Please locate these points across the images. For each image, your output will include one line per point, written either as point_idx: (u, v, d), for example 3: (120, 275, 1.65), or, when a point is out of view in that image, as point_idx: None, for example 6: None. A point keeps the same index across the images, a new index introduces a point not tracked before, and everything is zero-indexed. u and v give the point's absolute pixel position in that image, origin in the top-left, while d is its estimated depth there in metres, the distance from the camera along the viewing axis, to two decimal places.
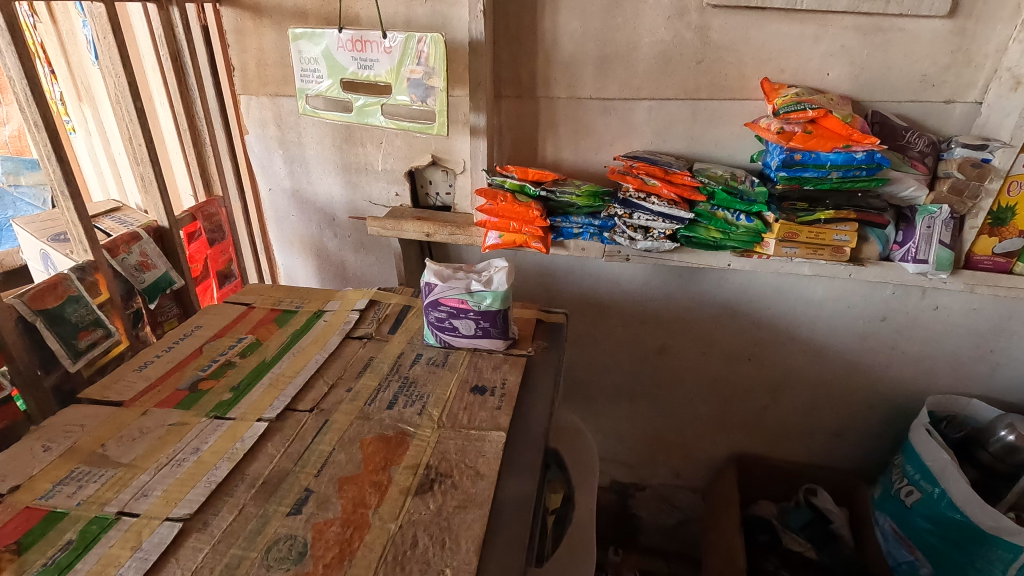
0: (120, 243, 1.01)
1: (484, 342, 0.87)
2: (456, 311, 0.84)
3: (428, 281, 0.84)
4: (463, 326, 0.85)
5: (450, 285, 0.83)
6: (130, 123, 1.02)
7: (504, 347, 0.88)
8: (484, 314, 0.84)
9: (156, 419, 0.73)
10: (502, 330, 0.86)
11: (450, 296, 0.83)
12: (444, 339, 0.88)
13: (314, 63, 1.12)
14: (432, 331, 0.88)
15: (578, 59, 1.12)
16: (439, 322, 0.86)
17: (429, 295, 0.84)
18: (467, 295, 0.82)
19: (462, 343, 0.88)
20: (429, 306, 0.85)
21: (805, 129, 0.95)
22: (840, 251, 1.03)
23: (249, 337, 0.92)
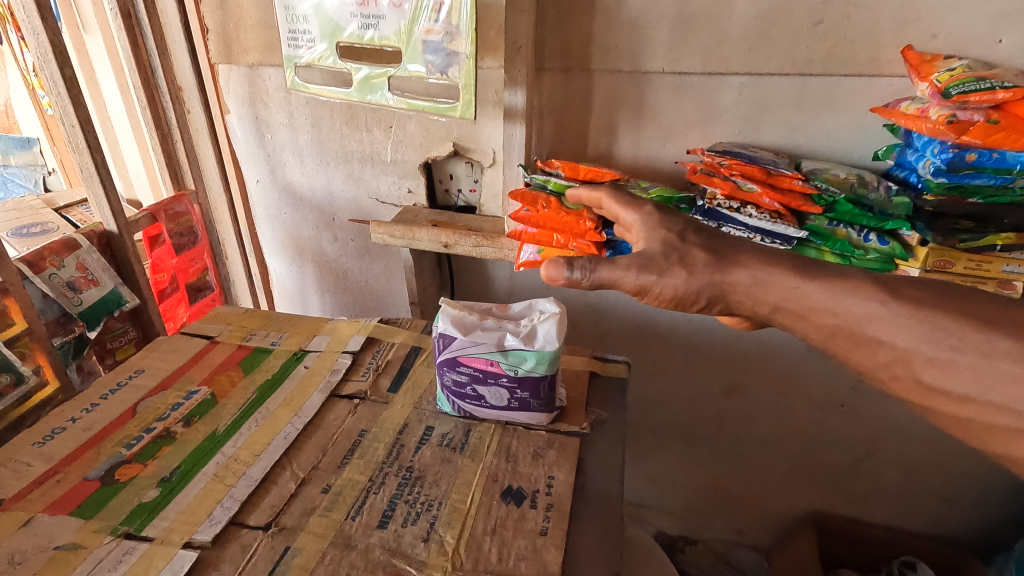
0: (46, 254, 0.78)
1: (520, 416, 0.62)
2: (481, 373, 0.60)
3: (442, 332, 0.59)
4: (490, 394, 0.61)
5: (474, 340, 0.58)
6: (58, 96, 0.77)
7: (551, 422, 0.63)
8: (521, 380, 0.59)
9: (39, 537, 0.50)
10: (547, 401, 0.61)
11: (474, 354, 0.59)
12: (463, 409, 0.63)
13: (304, 22, 0.86)
14: (446, 396, 0.64)
15: (648, 18, 0.85)
16: (456, 387, 0.62)
17: (444, 351, 0.60)
18: (497, 354, 0.58)
19: (488, 416, 0.63)
20: (443, 365, 0.61)
21: (988, 117, 0.66)
22: (1009, 287, 0.74)
23: (203, 390, 0.68)
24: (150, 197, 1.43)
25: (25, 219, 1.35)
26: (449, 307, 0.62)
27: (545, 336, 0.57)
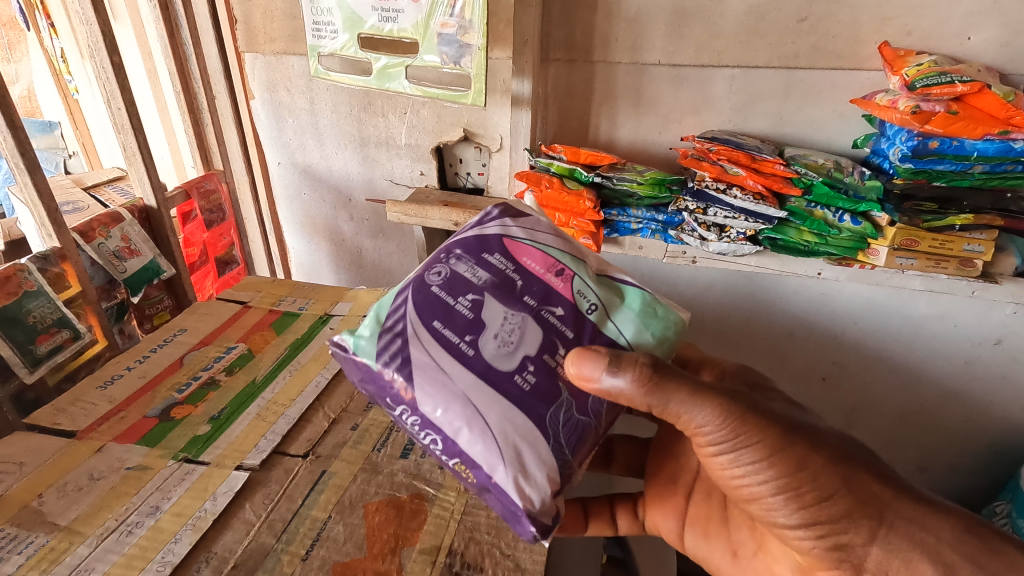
0: (95, 225, 0.86)
1: (508, 406, 0.43)
2: (514, 285, 0.47)
3: (513, 215, 0.53)
4: (494, 332, 0.45)
5: (551, 240, 0.51)
6: (106, 81, 0.85)
7: (530, 503, 0.42)
8: (569, 321, 0.47)
9: (112, 460, 0.58)
10: (563, 424, 0.44)
11: (536, 252, 0.50)
12: (430, 334, 0.45)
13: (328, 15, 0.94)
14: (414, 317, 0.46)
15: (647, 15, 0.92)
16: (452, 293, 0.47)
17: (495, 232, 0.51)
18: (591, 273, 0.50)
19: (454, 381, 0.43)
20: (470, 255, 0.49)
21: (948, 109, 0.74)
22: (970, 265, 0.83)
23: (241, 346, 0.77)
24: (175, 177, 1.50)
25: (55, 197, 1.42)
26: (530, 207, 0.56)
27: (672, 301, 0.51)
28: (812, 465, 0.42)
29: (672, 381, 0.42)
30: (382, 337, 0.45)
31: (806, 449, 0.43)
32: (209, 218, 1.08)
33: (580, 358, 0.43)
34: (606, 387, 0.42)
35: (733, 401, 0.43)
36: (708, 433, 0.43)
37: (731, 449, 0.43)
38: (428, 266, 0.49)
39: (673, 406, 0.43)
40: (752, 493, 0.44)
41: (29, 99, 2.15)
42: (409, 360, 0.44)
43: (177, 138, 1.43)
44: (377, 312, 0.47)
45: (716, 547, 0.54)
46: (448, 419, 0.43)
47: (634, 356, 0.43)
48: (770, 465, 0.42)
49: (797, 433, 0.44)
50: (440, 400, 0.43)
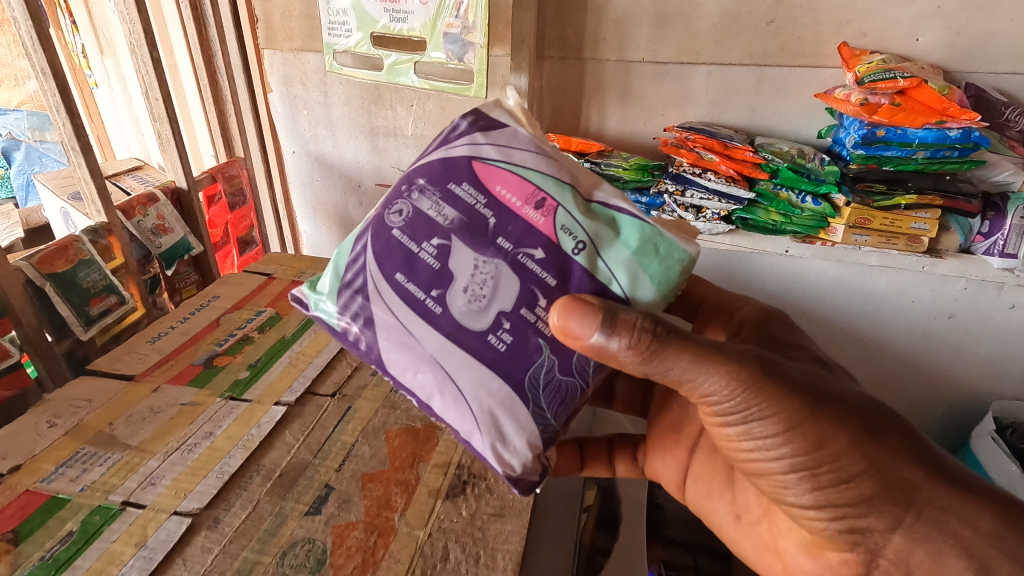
0: (135, 204, 0.95)
1: (480, 371, 0.46)
2: (484, 227, 0.47)
3: (485, 131, 0.49)
4: (465, 288, 0.46)
5: (529, 160, 0.48)
6: (145, 75, 0.94)
7: (511, 466, 0.47)
8: (549, 266, 0.46)
9: (168, 397, 0.68)
10: (542, 385, 0.46)
11: (511, 180, 0.47)
12: (390, 291, 0.47)
13: (343, 15, 1.03)
14: (378, 274, 0.48)
15: (632, 16, 1.02)
16: (419, 244, 0.47)
17: (464, 156, 0.48)
18: (579, 202, 0.47)
19: (425, 345, 0.47)
20: (435, 190, 0.48)
21: (892, 102, 0.86)
22: (918, 241, 0.94)
23: (269, 310, 0.86)
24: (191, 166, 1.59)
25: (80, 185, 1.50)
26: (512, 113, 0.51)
27: (679, 234, 0.48)
28: (835, 444, 0.39)
29: (676, 347, 0.41)
30: (344, 293, 0.49)
31: (831, 425, 0.40)
32: (232, 201, 1.18)
33: (566, 311, 0.42)
34: (598, 348, 0.41)
35: (748, 369, 0.41)
36: (718, 402, 0.41)
37: (743, 420, 0.41)
38: (390, 203, 0.49)
39: (678, 372, 0.41)
40: (764, 469, 0.42)
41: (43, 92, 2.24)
42: (375, 321, 0.48)
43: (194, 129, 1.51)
44: (338, 264, 0.50)
45: (718, 506, 0.53)
46: (425, 382, 0.47)
47: (631, 319, 0.41)
48: (786, 441, 0.40)
49: (824, 404, 0.41)
50: (414, 363, 0.47)
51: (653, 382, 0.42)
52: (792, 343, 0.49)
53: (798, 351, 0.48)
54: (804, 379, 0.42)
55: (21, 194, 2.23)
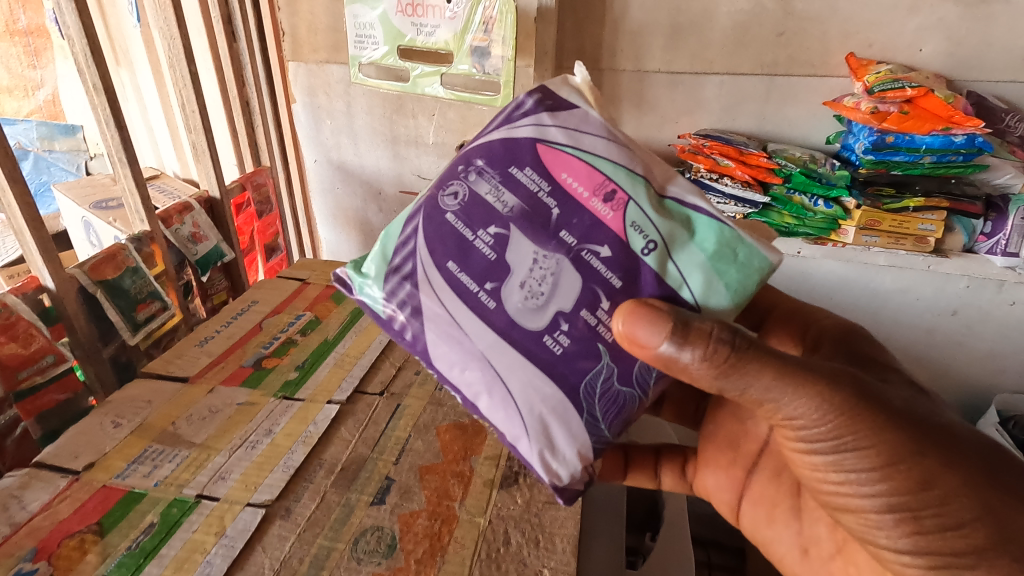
0: (172, 213, 0.99)
1: (534, 374, 0.46)
2: (546, 218, 0.46)
3: (553, 109, 0.48)
4: (522, 283, 0.46)
5: (598, 145, 0.47)
6: (183, 88, 0.98)
7: (557, 473, 0.49)
8: (614, 265, 0.45)
9: (224, 397, 0.71)
10: (597, 393, 0.47)
11: (578, 167, 0.46)
12: (442, 283, 0.48)
13: (369, 29, 1.07)
14: (431, 261, 0.48)
15: (649, 28, 1.06)
16: (475, 232, 0.48)
17: (529, 137, 0.47)
18: (652, 196, 0.46)
19: (475, 341, 0.47)
20: (495, 173, 0.47)
21: (901, 109, 0.90)
22: (925, 241, 1.00)
23: (308, 314, 0.89)
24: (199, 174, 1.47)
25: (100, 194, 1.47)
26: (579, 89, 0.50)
27: (761, 241, 0.46)
28: (946, 488, 0.39)
29: (759, 365, 0.41)
30: (393, 278, 0.50)
31: (935, 463, 0.40)
32: (259, 209, 1.21)
33: (632, 318, 0.42)
34: (667, 356, 0.41)
35: (843, 395, 0.41)
36: (807, 427, 0.42)
37: (833, 449, 0.41)
38: (446, 184, 0.49)
39: (761, 391, 0.41)
40: (853, 504, 0.42)
41: (52, 102, 2.09)
42: (425, 310, 0.49)
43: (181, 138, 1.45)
44: (387, 248, 0.50)
45: (782, 536, 0.55)
46: (473, 379, 0.48)
47: (705, 328, 0.41)
48: (882, 476, 0.40)
49: (927, 440, 0.41)
50: (463, 359, 0.48)
51: (732, 399, 0.43)
52: (887, 364, 0.50)
53: (891, 374, 0.49)
54: (903, 407, 0.43)
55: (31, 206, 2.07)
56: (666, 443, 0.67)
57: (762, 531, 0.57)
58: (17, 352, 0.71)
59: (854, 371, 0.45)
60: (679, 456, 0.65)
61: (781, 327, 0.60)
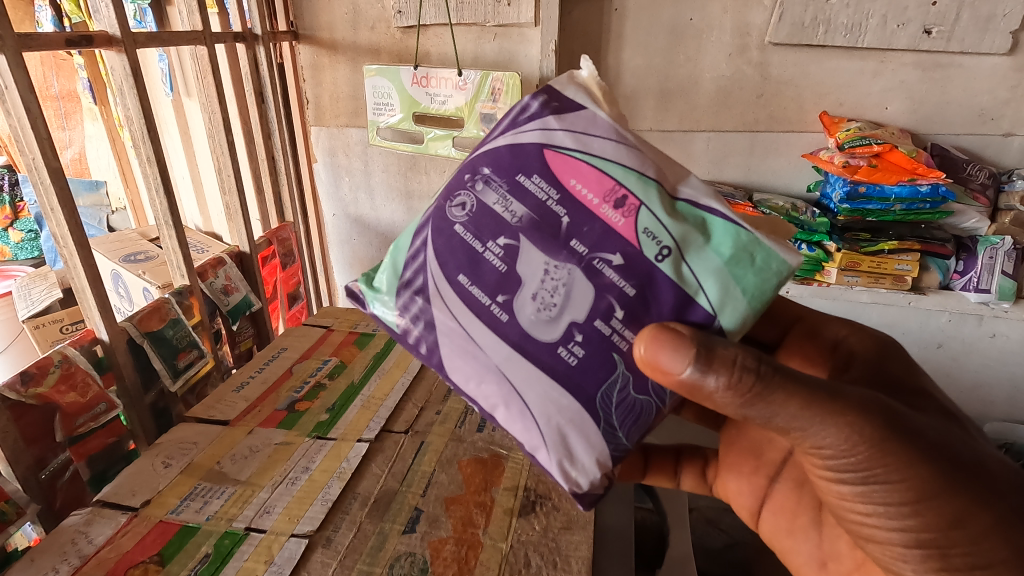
0: (208, 267, 1.07)
1: (549, 386, 0.48)
2: (556, 227, 0.48)
3: (559, 113, 0.50)
4: (534, 295, 0.48)
5: (607, 149, 0.49)
6: (221, 155, 1.08)
7: (577, 482, 0.51)
8: (627, 274, 0.47)
9: (262, 438, 0.77)
10: (614, 404, 0.48)
11: (588, 174, 0.48)
12: (454, 297, 0.50)
13: (388, 97, 1.18)
14: (441, 275, 0.51)
15: (639, 93, 1.15)
16: (485, 244, 0.50)
17: (536, 144, 0.49)
18: (665, 200, 0.47)
19: (489, 354, 0.49)
20: (503, 183, 0.49)
21: (870, 163, 1.02)
22: (902, 280, 1.09)
23: (334, 359, 0.96)
24: (224, 227, 1.53)
25: (127, 248, 1.53)
26: (586, 87, 0.52)
27: (778, 242, 0.47)
28: (972, 527, 0.42)
29: (786, 396, 0.42)
30: (406, 293, 0.52)
31: (966, 505, 0.42)
32: (284, 261, 1.29)
33: (655, 344, 0.43)
34: (690, 382, 0.42)
35: (878, 431, 0.42)
36: (837, 459, 0.43)
37: (863, 481, 0.43)
38: (454, 195, 0.51)
39: (788, 421, 0.42)
40: (879, 534, 0.44)
41: (78, 161, 1.97)
42: (438, 325, 0.51)
43: (205, 198, 1.54)
44: (399, 262, 0.53)
45: (802, 546, 0.59)
46: (490, 393, 0.50)
47: (729, 356, 0.42)
48: (910, 511, 0.42)
49: (958, 478, 0.42)
50: (479, 373, 0.50)
51: (757, 424, 0.44)
52: (914, 389, 0.53)
53: (921, 400, 0.52)
54: (936, 441, 0.44)
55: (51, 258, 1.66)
56: (688, 447, 0.74)
57: (782, 541, 0.61)
58: (76, 400, 0.78)
59: (890, 398, 0.45)
60: (700, 459, 0.72)
61: (789, 358, 0.63)
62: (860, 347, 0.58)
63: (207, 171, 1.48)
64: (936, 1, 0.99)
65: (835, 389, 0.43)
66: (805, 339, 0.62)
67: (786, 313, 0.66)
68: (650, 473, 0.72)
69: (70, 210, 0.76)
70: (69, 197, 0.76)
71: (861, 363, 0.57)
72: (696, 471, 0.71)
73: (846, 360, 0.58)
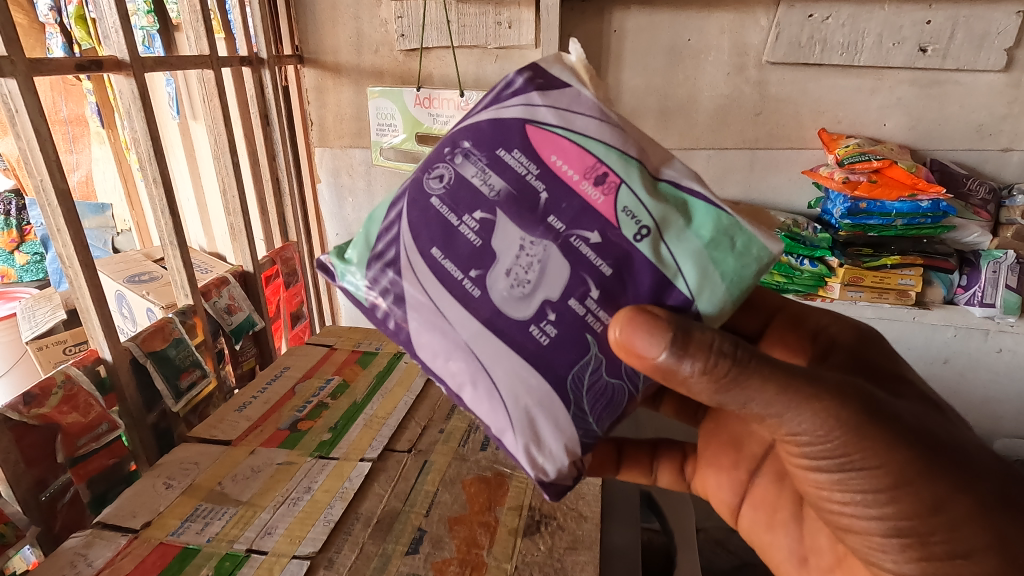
0: (212, 287, 1.07)
1: (520, 365, 0.46)
2: (534, 202, 0.47)
3: (544, 89, 0.49)
4: (508, 270, 0.47)
5: (590, 126, 0.48)
6: (226, 176, 1.09)
7: (543, 468, 0.49)
8: (604, 252, 0.46)
9: (264, 457, 0.77)
10: (585, 386, 0.47)
11: (569, 150, 0.47)
12: (424, 272, 0.48)
13: (391, 118, 1.20)
14: (413, 247, 0.49)
15: (639, 112, 1.17)
16: (460, 218, 0.48)
17: (518, 118, 0.48)
18: (646, 179, 0.47)
19: (459, 330, 0.48)
20: (482, 156, 0.48)
21: (870, 179, 1.02)
22: (906, 295, 1.08)
23: (337, 378, 0.96)
24: (229, 248, 1.54)
25: (132, 269, 1.54)
26: (573, 69, 0.51)
27: (760, 230, 0.46)
28: (955, 514, 0.42)
29: (761, 381, 0.41)
30: (376, 264, 0.50)
31: (946, 490, 0.42)
32: (287, 280, 1.29)
33: (631, 326, 0.42)
34: (665, 366, 0.41)
35: (854, 416, 0.41)
36: (814, 446, 0.42)
37: (840, 468, 0.42)
38: (432, 167, 0.50)
39: (764, 407, 0.41)
40: (857, 524, 0.44)
41: (85, 183, 1.98)
42: (408, 299, 0.49)
43: (210, 219, 1.55)
44: (371, 234, 0.51)
45: (784, 544, 0.58)
46: (457, 370, 0.48)
47: (706, 340, 0.41)
48: (889, 498, 0.42)
49: (937, 463, 0.42)
50: (447, 349, 0.48)
51: (732, 411, 0.43)
52: (894, 375, 0.53)
53: (902, 387, 0.52)
54: (915, 427, 0.43)
55: (56, 279, 1.66)
56: (667, 441, 0.72)
57: (761, 536, 0.60)
58: (78, 420, 0.78)
59: (866, 385, 0.45)
60: (678, 454, 0.70)
61: None
62: (840, 335, 0.58)
63: (212, 193, 1.50)
64: (930, 20, 1.00)
65: (811, 374, 0.42)
66: (787, 327, 0.62)
67: (770, 302, 0.64)
68: (623, 468, 0.70)
69: (77, 230, 0.77)
70: (76, 217, 0.77)
71: (840, 349, 0.56)
72: (673, 466, 0.69)
73: (826, 347, 0.58)
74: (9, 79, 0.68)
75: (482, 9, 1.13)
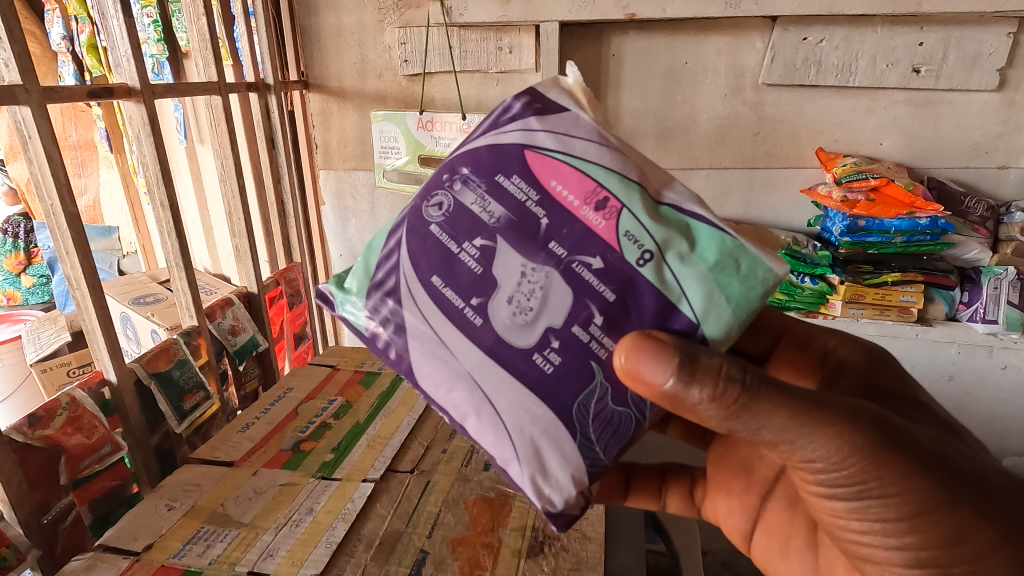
0: (217, 308, 1.08)
1: (523, 394, 0.47)
2: (534, 229, 0.48)
3: (541, 115, 0.50)
4: (510, 298, 0.47)
5: (590, 150, 0.49)
6: (232, 199, 1.10)
7: (551, 499, 0.48)
8: (606, 278, 0.46)
9: (267, 479, 0.77)
10: (591, 415, 0.47)
11: (569, 175, 0.48)
12: (425, 301, 0.49)
13: (394, 141, 1.22)
14: (414, 276, 0.50)
15: (638, 133, 1.19)
16: (461, 245, 0.49)
17: (517, 144, 0.49)
18: (647, 203, 0.48)
19: (461, 359, 0.48)
20: (481, 183, 0.49)
21: (868, 198, 1.03)
22: (908, 311, 1.09)
23: (340, 399, 0.96)
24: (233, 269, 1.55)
25: (137, 291, 1.55)
26: (571, 92, 0.52)
27: (764, 251, 0.47)
28: (976, 541, 0.41)
29: (772, 407, 0.41)
30: (377, 294, 0.51)
31: (968, 517, 0.41)
32: (291, 301, 1.31)
33: (637, 353, 0.42)
34: (672, 393, 0.42)
35: (869, 442, 0.41)
36: (830, 473, 0.42)
37: (858, 497, 0.42)
38: (431, 195, 0.51)
39: (775, 434, 0.41)
40: (876, 553, 0.44)
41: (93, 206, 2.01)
42: (409, 328, 0.49)
43: (215, 241, 1.57)
44: (371, 263, 0.52)
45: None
46: (460, 401, 0.48)
47: (713, 366, 0.41)
48: (909, 527, 0.42)
49: (958, 489, 0.42)
50: (449, 379, 0.48)
51: (744, 438, 0.43)
52: (910, 400, 0.53)
53: (919, 411, 0.51)
54: (933, 452, 0.43)
55: (61, 301, 1.68)
56: (674, 466, 0.72)
57: (775, 564, 0.59)
58: (82, 442, 0.78)
59: (881, 408, 0.45)
60: (687, 479, 0.70)
61: None
62: (851, 358, 0.58)
63: (218, 215, 1.52)
64: (922, 42, 1.01)
65: (822, 398, 0.42)
66: (795, 350, 0.62)
67: (777, 322, 0.65)
68: (632, 494, 0.70)
69: (85, 253, 0.78)
70: (84, 240, 0.78)
71: (851, 373, 0.56)
72: (682, 491, 0.69)
73: (836, 371, 0.58)
74: (24, 107, 0.70)
75: (483, 35, 1.16)
